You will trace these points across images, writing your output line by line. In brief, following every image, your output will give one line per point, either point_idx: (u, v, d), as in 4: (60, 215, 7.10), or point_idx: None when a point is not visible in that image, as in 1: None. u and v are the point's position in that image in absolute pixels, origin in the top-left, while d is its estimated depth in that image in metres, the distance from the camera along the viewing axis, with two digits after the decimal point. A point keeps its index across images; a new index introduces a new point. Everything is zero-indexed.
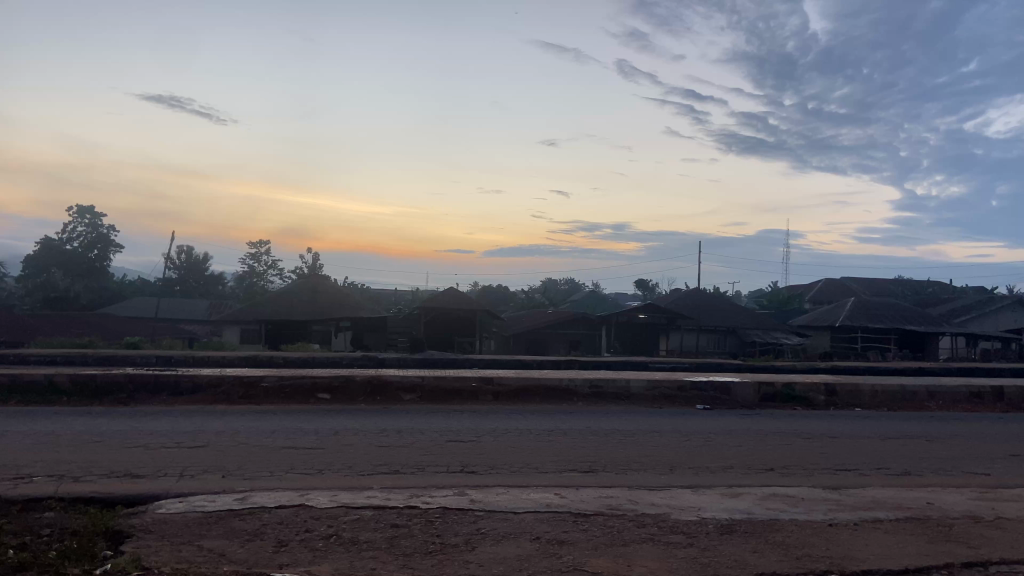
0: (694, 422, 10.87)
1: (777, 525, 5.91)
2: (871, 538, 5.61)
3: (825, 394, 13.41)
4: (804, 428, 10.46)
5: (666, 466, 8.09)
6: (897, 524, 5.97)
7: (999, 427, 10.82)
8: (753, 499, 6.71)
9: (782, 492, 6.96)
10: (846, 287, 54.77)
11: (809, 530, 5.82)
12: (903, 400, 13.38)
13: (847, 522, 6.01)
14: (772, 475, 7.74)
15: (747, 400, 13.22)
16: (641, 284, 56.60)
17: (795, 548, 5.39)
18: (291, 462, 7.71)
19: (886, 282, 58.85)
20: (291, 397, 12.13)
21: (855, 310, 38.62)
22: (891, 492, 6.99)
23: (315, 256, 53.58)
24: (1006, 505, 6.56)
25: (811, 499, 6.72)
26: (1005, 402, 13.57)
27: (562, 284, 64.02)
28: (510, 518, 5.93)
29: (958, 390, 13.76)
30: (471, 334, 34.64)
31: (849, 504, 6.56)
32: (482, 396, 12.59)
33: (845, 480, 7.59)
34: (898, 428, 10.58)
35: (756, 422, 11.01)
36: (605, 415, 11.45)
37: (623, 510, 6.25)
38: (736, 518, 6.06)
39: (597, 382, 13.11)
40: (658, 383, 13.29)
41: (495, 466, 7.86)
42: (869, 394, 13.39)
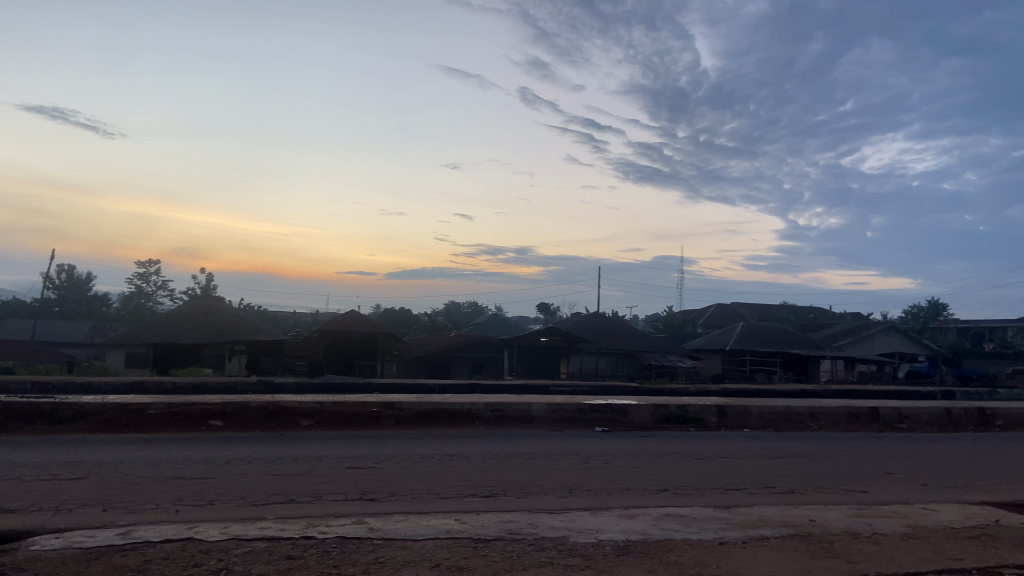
0: (594, 444, 11.10)
1: (670, 545, 6.11)
2: (758, 555, 5.87)
3: (717, 415, 13.93)
4: (698, 448, 10.86)
5: (566, 489, 8.22)
6: (782, 541, 6.28)
7: (871, 446, 11.55)
8: (648, 519, 6.89)
9: (675, 512, 7.18)
10: (735, 312, 57.37)
11: (700, 548, 6.04)
12: (788, 421, 14.10)
13: (736, 540, 6.27)
14: (667, 496, 7.98)
15: (644, 423, 13.57)
16: (543, 308, 57.48)
17: (687, 567, 5.57)
18: (179, 494, 7.35)
19: (771, 306, 62.04)
20: (181, 424, 11.63)
21: (744, 334, 40.38)
22: (777, 510, 7.34)
23: (208, 274, 51.44)
24: (880, 521, 6.99)
25: (703, 518, 6.97)
26: (879, 422, 14.51)
27: (465, 306, 64.16)
28: (409, 546, 5.86)
29: (838, 409, 14.57)
30: (372, 358, 34.15)
31: (738, 522, 6.85)
32: (383, 420, 12.44)
33: (734, 498, 7.92)
34: (783, 448, 11.14)
35: (652, 443, 11.38)
36: (506, 439, 11.47)
37: (523, 534, 6.30)
38: (632, 540, 6.21)
39: (499, 406, 13.11)
40: (560, 405, 13.42)
41: (394, 493, 7.77)
42: (756, 415, 14.07)
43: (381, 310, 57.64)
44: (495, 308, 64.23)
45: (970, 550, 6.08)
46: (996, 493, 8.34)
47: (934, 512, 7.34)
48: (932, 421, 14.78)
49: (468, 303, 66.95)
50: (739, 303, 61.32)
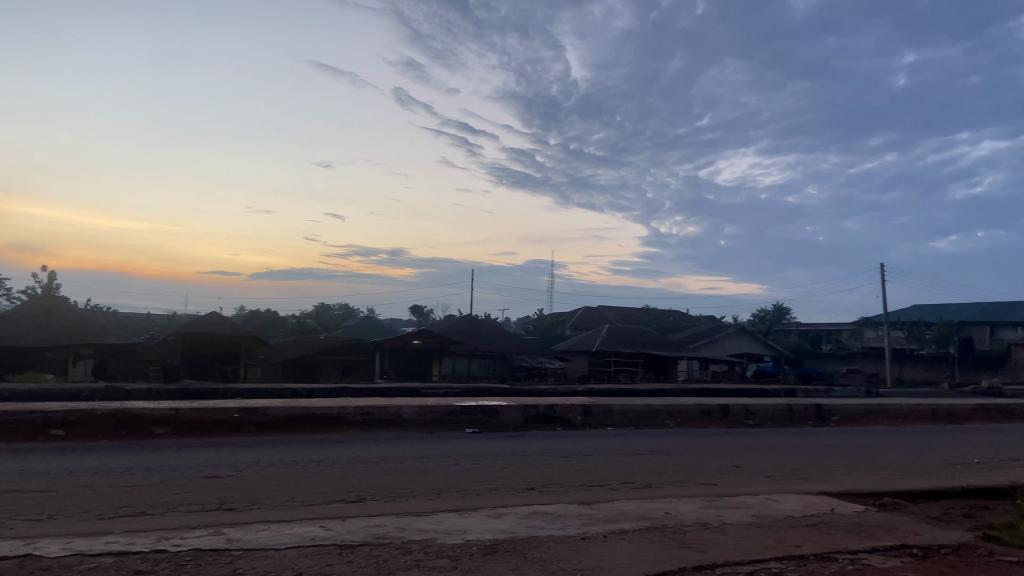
0: (463, 446, 11.18)
1: (534, 542, 6.25)
2: (618, 548, 6.11)
3: (582, 414, 14.36)
4: (563, 447, 11.15)
5: (433, 491, 8.23)
6: (639, 534, 6.57)
7: (722, 441, 12.28)
8: (514, 518, 7.02)
9: (541, 510, 7.35)
10: (602, 314, 59.35)
11: (563, 544, 6.22)
12: (648, 419, 14.75)
13: (596, 535, 6.50)
14: (533, 494, 8.15)
15: (513, 424, 13.81)
16: (416, 310, 57.11)
17: (551, 563, 5.71)
18: (15, 509, 6.77)
19: (635, 309, 64.65)
20: (19, 433, 10.73)
21: (609, 336, 41.84)
22: (636, 504, 7.68)
23: (52, 274, 47.52)
24: (729, 511, 7.46)
25: (567, 515, 7.18)
26: (729, 419, 15.44)
27: (335, 308, 62.71)
28: (270, 555, 5.69)
29: (693, 408, 15.40)
30: (235, 362, 32.72)
31: (599, 517, 7.11)
32: (245, 427, 11.97)
33: (597, 494, 8.21)
34: (643, 444, 11.64)
35: (519, 443, 11.58)
36: (375, 443, 11.32)
37: (390, 538, 6.25)
38: (498, 539, 6.31)
39: (368, 409, 12.92)
40: (430, 408, 13.39)
41: (256, 501, 7.51)
42: (619, 413, 14.62)
43: (245, 311, 55.31)
44: (366, 310, 63.21)
45: (808, 537, 6.59)
46: (831, 483, 9.09)
47: (777, 502, 7.91)
48: (776, 417, 15.90)
49: (338, 305, 65.53)
50: (605, 306, 63.47)
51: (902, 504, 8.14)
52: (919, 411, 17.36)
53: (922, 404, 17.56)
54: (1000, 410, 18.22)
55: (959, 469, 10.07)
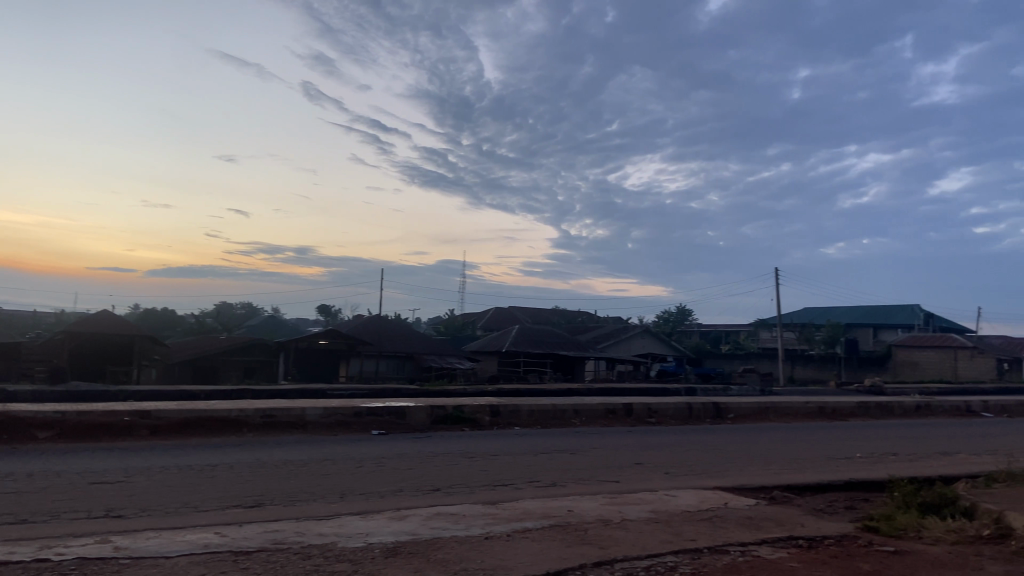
0: (368, 448, 11.03)
1: (437, 543, 6.23)
2: (520, 547, 6.16)
3: (490, 414, 14.43)
4: (470, 447, 11.17)
5: (336, 494, 8.08)
6: (542, 532, 6.65)
7: (626, 439, 12.59)
8: (418, 520, 6.97)
9: (445, 510, 7.33)
10: (511, 315, 59.76)
11: (466, 544, 6.23)
12: (554, 418, 14.96)
13: (500, 535, 6.54)
14: (437, 495, 8.11)
15: (421, 424, 13.73)
16: (324, 309, 55.97)
17: (453, 564, 5.71)
18: None
19: (544, 310, 65.43)
20: None
21: (518, 336, 42.15)
22: (540, 503, 7.77)
23: None
24: (630, 508, 7.65)
25: (471, 515, 7.19)
26: (633, 417, 15.84)
27: (237, 307, 60.73)
28: (161, 564, 5.45)
29: (598, 407, 15.72)
30: (128, 364, 31.16)
31: (503, 517, 7.15)
32: (137, 430, 11.43)
33: (502, 494, 8.26)
34: (548, 443, 11.79)
35: (426, 444, 11.52)
36: (276, 446, 11.03)
37: (288, 543, 6.09)
38: (401, 540, 6.25)
39: (270, 412, 12.57)
40: (335, 409, 13.14)
41: (147, 508, 7.17)
42: (526, 413, 14.77)
43: (141, 310, 52.83)
44: (271, 310, 61.52)
45: (703, 531, 6.84)
46: (726, 478, 9.46)
47: (675, 498, 8.16)
48: (676, 415, 16.42)
49: (241, 303, 63.44)
50: (514, 307, 63.91)
51: (790, 497, 8.56)
52: (808, 408, 18.28)
53: (811, 402, 18.51)
54: (880, 407, 19.41)
55: (843, 463, 10.67)
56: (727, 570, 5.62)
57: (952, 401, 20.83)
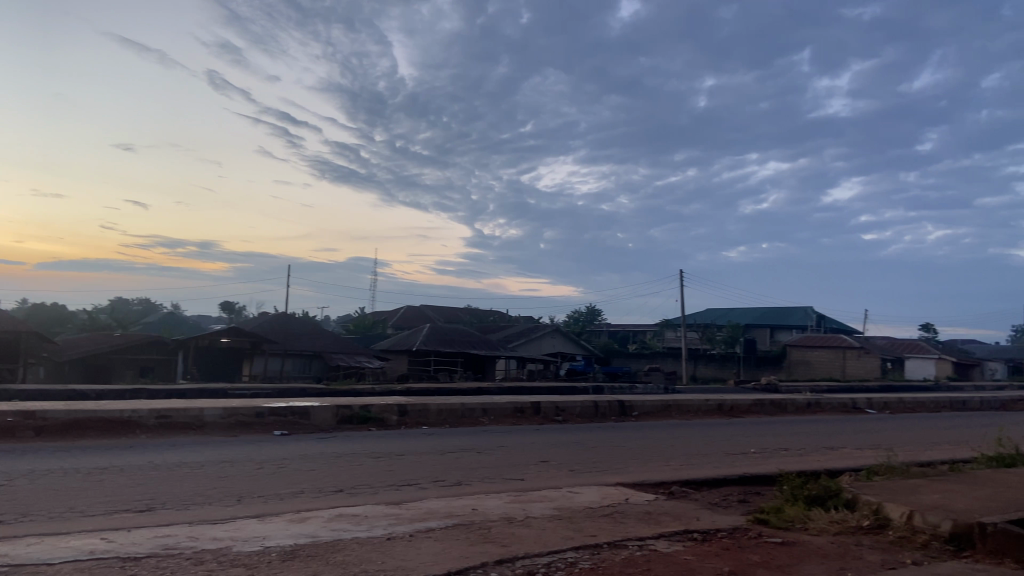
0: (271, 449, 10.73)
1: (337, 545, 6.12)
2: (422, 547, 6.13)
3: (397, 414, 14.28)
4: (376, 447, 11.03)
5: (234, 497, 7.82)
6: (445, 531, 6.63)
7: (533, 437, 12.71)
8: (318, 522, 6.82)
9: (347, 512, 7.20)
10: (423, 313, 59.41)
11: (367, 545, 6.14)
12: (462, 417, 14.96)
13: (402, 535, 6.48)
14: (340, 496, 7.97)
15: (326, 424, 13.46)
16: (228, 307, 54.16)
17: (352, 565, 5.62)
18: None
19: (456, 309, 65.37)
20: None
21: (429, 335, 41.89)
22: (443, 502, 7.74)
23: None
24: (533, 505, 7.72)
25: (373, 516, 7.09)
26: (540, 415, 16.01)
27: (134, 303, 58.01)
28: (41, 572, 5.14)
29: (507, 405, 15.81)
30: (12, 361, 29.21)
31: (407, 517, 7.09)
32: (19, 432, 10.76)
33: (406, 494, 8.19)
34: (455, 443, 11.77)
35: (331, 444, 11.30)
36: (172, 447, 10.59)
37: (180, 549, 5.85)
38: (300, 543, 6.11)
39: (166, 412, 12.07)
40: (235, 410, 12.73)
41: (27, 513, 6.75)
42: (434, 412, 14.71)
43: (27, 305, 49.75)
44: (171, 306, 59.08)
45: (603, 527, 6.97)
46: (628, 475, 9.69)
47: (577, 494, 8.29)
48: (583, 413, 16.69)
49: (138, 300, 60.62)
50: (426, 306, 63.55)
51: (688, 492, 8.84)
52: (708, 406, 18.94)
53: (711, 400, 19.19)
54: (775, 404, 20.30)
55: (738, 458, 11.11)
56: (624, 563, 5.75)
57: (840, 399, 22.00)
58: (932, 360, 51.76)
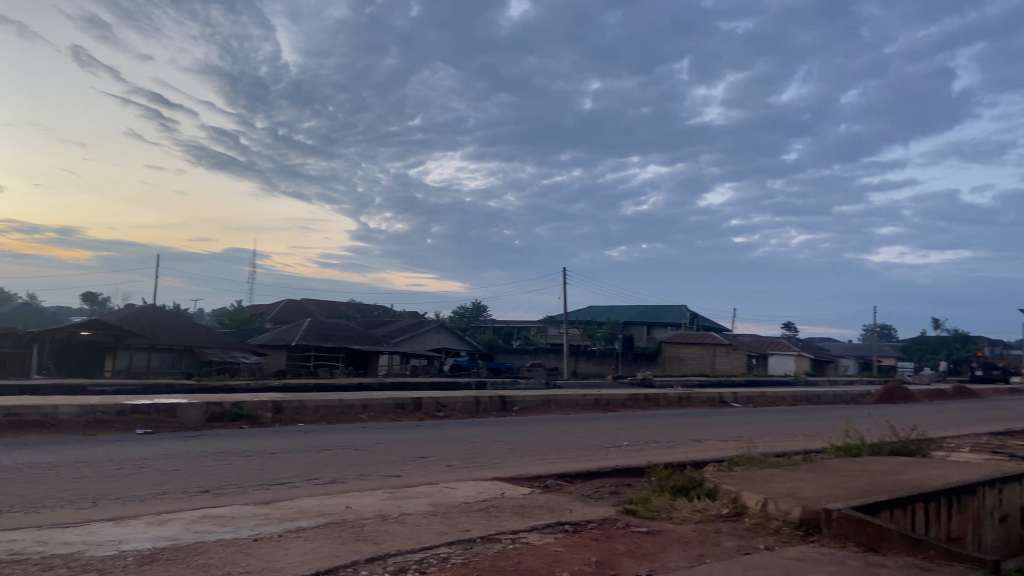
0: (133, 448, 10.16)
1: (201, 547, 5.85)
2: (291, 547, 5.96)
3: (272, 411, 13.84)
4: (247, 446, 10.65)
5: (88, 499, 7.34)
6: (316, 531, 6.48)
7: (412, 433, 12.63)
8: (181, 524, 6.50)
9: (212, 513, 6.90)
10: (303, 307, 57.80)
11: (232, 547, 5.91)
12: (340, 413, 14.68)
13: (271, 535, 6.28)
14: (205, 497, 7.63)
15: (194, 423, 12.86)
16: (90, 297, 50.73)
17: (215, 568, 5.40)
18: None
19: (338, 303, 64.02)
20: None
21: (309, 329, 40.79)
22: (316, 501, 7.57)
23: None
24: (409, 502, 7.68)
25: (241, 517, 6.84)
26: (421, 411, 15.95)
27: None
28: None
29: (387, 401, 15.65)
30: None
31: (276, 517, 6.88)
32: None
33: (277, 493, 7.95)
34: (331, 440, 11.53)
35: (199, 443, 10.82)
36: (20, 448, 9.83)
37: (25, 555, 5.44)
38: (160, 547, 5.80)
39: (14, 411, 11.18)
40: (94, 407, 11.95)
41: None
42: (311, 409, 14.36)
43: None
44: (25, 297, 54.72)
45: (477, 522, 7.02)
46: (504, 469, 9.80)
47: (453, 490, 8.31)
48: (464, 409, 16.74)
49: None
50: (307, 299, 61.86)
51: (562, 484, 9.03)
52: (585, 401, 19.46)
53: (589, 395, 19.72)
54: (648, 399, 21.12)
55: (611, 451, 11.47)
56: (496, 557, 5.81)
57: (708, 393, 23.15)
58: (791, 357, 55.31)
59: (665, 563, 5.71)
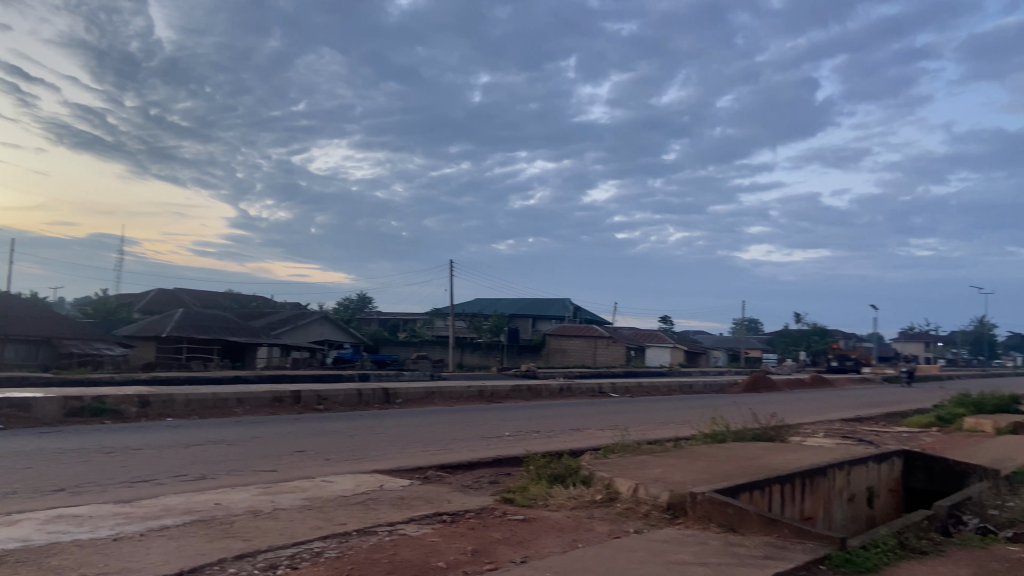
0: None
1: (54, 548, 5.48)
2: (155, 546, 5.69)
3: (138, 405, 13.11)
4: (110, 442, 10.04)
5: None
6: (182, 528, 6.20)
7: (289, 427, 12.28)
8: (32, 525, 6.06)
9: (68, 512, 6.47)
10: (176, 297, 54.95)
11: (89, 548, 5.57)
12: (214, 408, 14.10)
13: (133, 534, 5.96)
14: (60, 496, 7.14)
15: (50, 419, 11.99)
16: None
17: (70, 570, 5.07)
18: None
19: (215, 293, 61.30)
20: None
21: (181, 320, 38.81)
22: (183, 498, 7.24)
23: None
24: (282, 497, 7.47)
25: (100, 516, 6.44)
26: (300, 404, 15.53)
27: None
28: None
29: (264, 395, 15.15)
30: None
31: (139, 516, 6.53)
32: None
33: (141, 491, 7.55)
34: (202, 435, 11.05)
35: (56, 439, 10.10)
36: None
37: None
38: (7, 550, 5.38)
39: None
40: None
41: None
42: (181, 404, 13.71)
43: None
44: None
45: (353, 515, 6.93)
46: (383, 462, 9.71)
47: (330, 483, 8.16)
48: (345, 401, 16.42)
49: None
50: (180, 289, 58.84)
51: (442, 476, 9.05)
52: (469, 392, 19.54)
53: (473, 386, 19.80)
54: (531, 389, 21.45)
55: (492, 442, 11.58)
56: (371, 549, 5.76)
57: (588, 384, 23.77)
58: (668, 349, 57.70)
59: (539, 549, 5.83)
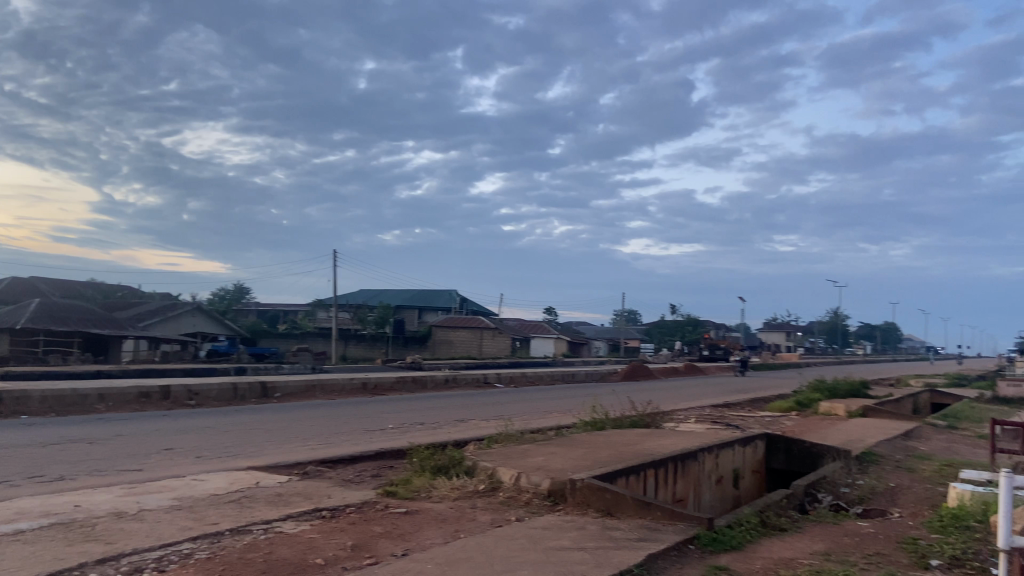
0: None
1: None
2: (7, 553, 5.27)
3: None
4: None
5: None
6: (38, 533, 5.77)
7: (157, 424, 11.68)
8: None
9: None
10: (31, 287, 50.86)
11: None
12: (73, 405, 13.20)
13: None
14: None
15: None
16: None
17: None
18: None
19: (76, 282, 57.19)
20: None
21: (37, 311, 35.84)
22: (38, 500, 6.74)
23: None
24: (149, 497, 7.10)
25: None
26: (170, 400, 14.76)
27: None
28: None
29: (129, 390, 14.30)
30: None
31: None
32: None
33: None
34: (59, 434, 10.32)
35: None
36: None
37: None
38: None
39: None
40: None
41: None
42: (37, 401, 12.75)
43: None
44: None
45: (227, 513, 6.68)
46: (259, 458, 9.39)
47: (202, 482, 7.83)
48: (219, 397, 15.76)
49: None
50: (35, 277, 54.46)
51: (321, 470, 8.86)
52: (352, 385, 19.21)
53: (356, 379, 19.48)
54: (416, 381, 21.33)
55: (373, 434, 11.44)
56: (246, 548, 5.57)
57: (474, 375, 23.89)
58: (551, 339, 58.87)
59: (420, 541, 5.82)
